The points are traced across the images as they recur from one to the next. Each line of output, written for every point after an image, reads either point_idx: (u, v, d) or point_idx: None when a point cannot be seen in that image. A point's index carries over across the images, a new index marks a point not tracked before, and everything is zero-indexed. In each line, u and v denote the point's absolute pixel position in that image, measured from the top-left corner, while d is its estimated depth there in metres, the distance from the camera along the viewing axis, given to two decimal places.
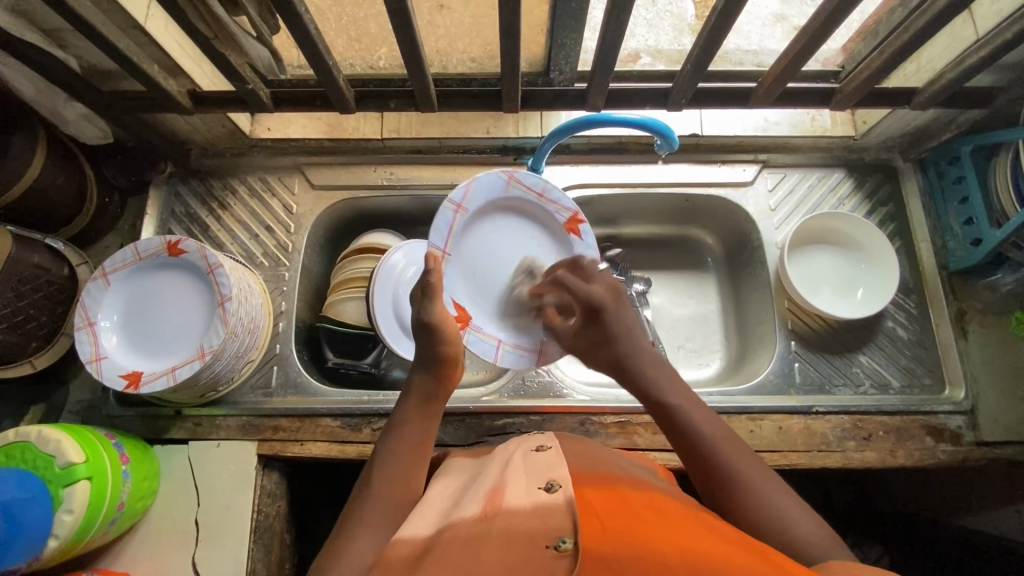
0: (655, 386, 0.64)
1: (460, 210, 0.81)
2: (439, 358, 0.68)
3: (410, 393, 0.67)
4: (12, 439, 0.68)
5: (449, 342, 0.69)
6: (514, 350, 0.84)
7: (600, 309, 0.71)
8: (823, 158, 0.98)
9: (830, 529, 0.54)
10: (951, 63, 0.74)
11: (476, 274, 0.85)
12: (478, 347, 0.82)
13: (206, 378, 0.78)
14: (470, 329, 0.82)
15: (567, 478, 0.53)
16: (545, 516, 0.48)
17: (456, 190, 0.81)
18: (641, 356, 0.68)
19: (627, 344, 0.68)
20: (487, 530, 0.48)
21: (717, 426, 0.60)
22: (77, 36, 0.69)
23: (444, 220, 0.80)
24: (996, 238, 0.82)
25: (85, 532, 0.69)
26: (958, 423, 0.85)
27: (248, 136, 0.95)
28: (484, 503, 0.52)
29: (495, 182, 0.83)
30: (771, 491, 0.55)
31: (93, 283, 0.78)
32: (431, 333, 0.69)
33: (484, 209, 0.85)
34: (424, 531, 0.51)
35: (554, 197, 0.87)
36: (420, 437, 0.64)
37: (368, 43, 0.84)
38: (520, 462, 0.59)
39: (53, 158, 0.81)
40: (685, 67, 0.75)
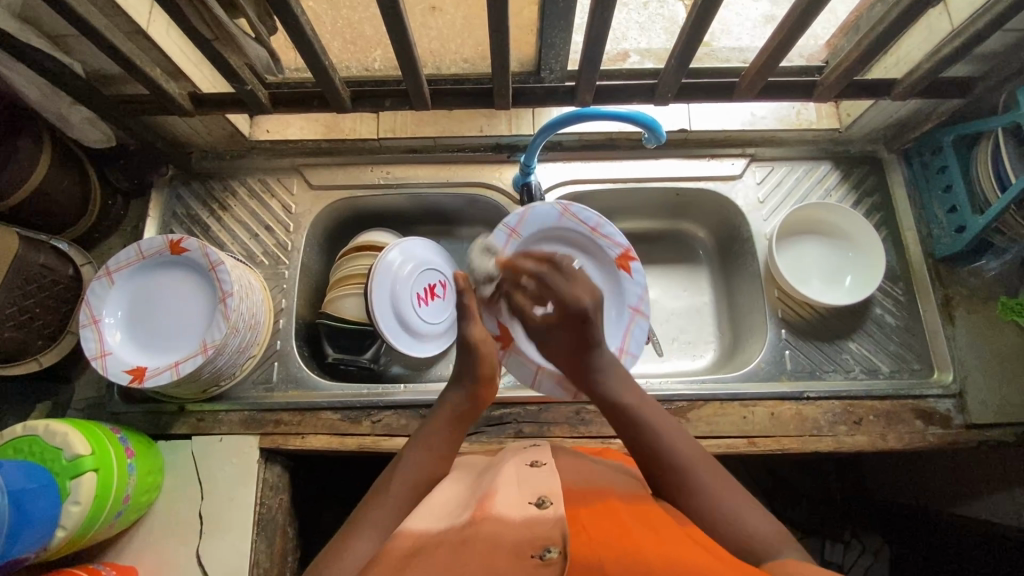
0: (616, 391, 0.67)
1: (515, 234, 0.88)
2: (478, 377, 0.71)
3: (442, 407, 0.70)
4: (20, 433, 0.70)
5: (488, 363, 0.72)
6: (553, 379, 0.86)
7: (583, 315, 0.66)
8: (811, 151, 1.00)
9: (782, 527, 0.56)
10: (929, 54, 0.77)
11: None
12: (516, 370, 0.87)
13: (208, 373, 0.80)
14: (511, 350, 0.85)
15: (556, 493, 0.55)
16: (532, 527, 0.50)
17: (511, 216, 0.87)
18: (606, 364, 0.69)
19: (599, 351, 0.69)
20: (473, 535, 0.50)
21: (670, 427, 0.64)
22: (83, 41, 0.71)
23: (498, 239, 0.86)
24: (978, 225, 0.84)
25: (91, 524, 0.71)
26: (947, 406, 0.87)
27: (248, 138, 0.97)
28: (474, 513, 0.53)
29: (551, 211, 0.89)
30: (726, 494, 0.58)
31: (98, 281, 0.80)
32: (470, 350, 0.71)
33: (537, 235, 0.90)
34: (417, 533, 0.53)
35: (606, 232, 0.92)
36: (444, 452, 0.67)
37: (364, 46, 0.87)
38: (512, 473, 0.60)
39: (57, 161, 0.84)
40: (670, 62, 0.77)
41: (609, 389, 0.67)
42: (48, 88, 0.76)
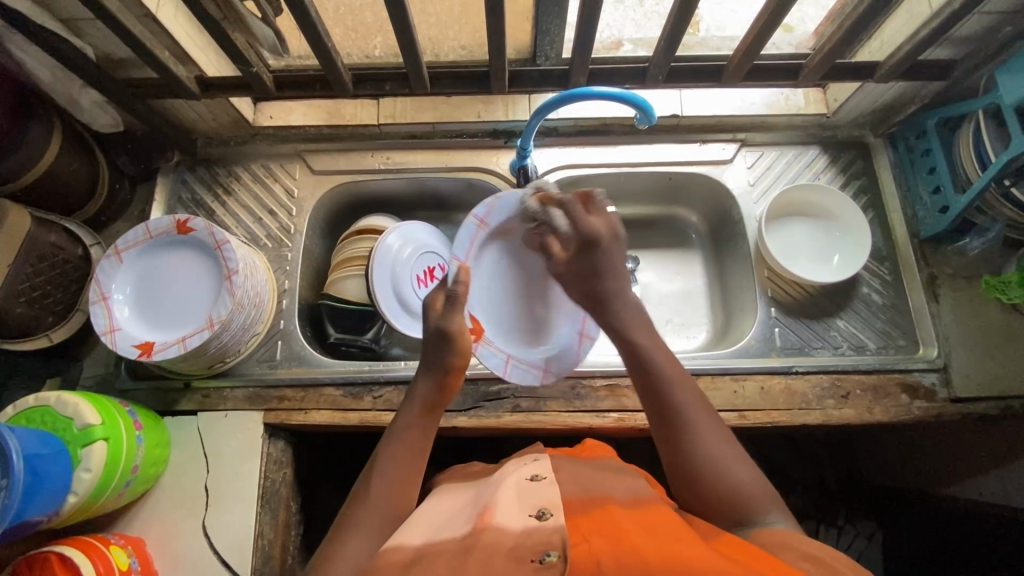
0: (629, 328, 0.72)
1: (483, 225, 0.90)
2: (447, 367, 0.72)
3: (414, 400, 0.71)
4: (33, 404, 0.72)
5: (458, 354, 0.73)
6: (522, 367, 0.89)
7: (594, 239, 0.74)
8: (799, 136, 1.03)
9: (775, 494, 0.60)
10: (909, 36, 0.80)
11: (490, 287, 0.92)
12: (488, 361, 0.87)
13: (215, 348, 0.82)
14: (483, 342, 0.89)
15: (556, 505, 0.57)
16: (533, 535, 0.52)
17: (478, 207, 0.89)
18: (620, 296, 0.74)
19: (613, 283, 0.74)
20: (476, 543, 0.52)
21: (680, 377, 0.68)
22: (95, 24, 0.74)
23: (465, 233, 0.89)
24: (961, 204, 0.86)
25: (101, 491, 0.73)
26: (932, 380, 0.89)
27: (251, 124, 1.00)
28: (477, 525, 0.55)
29: (515, 200, 0.90)
30: (717, 443, 0.63)
31: (108, 260, 0.82)
32: (447, 341, 0.72)
33: (508, 226, 0.92)
34: (413, 541, 0.56)
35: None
36: (421, 443, 0.68)
37: (365, 33, 0.90)
38: (511, 484, 0.62)
39: (67, 145, 0.86)
40: (659, 45, 0.80)
41: (625, 329, 0.72)
42: (60, 71, 0.79)
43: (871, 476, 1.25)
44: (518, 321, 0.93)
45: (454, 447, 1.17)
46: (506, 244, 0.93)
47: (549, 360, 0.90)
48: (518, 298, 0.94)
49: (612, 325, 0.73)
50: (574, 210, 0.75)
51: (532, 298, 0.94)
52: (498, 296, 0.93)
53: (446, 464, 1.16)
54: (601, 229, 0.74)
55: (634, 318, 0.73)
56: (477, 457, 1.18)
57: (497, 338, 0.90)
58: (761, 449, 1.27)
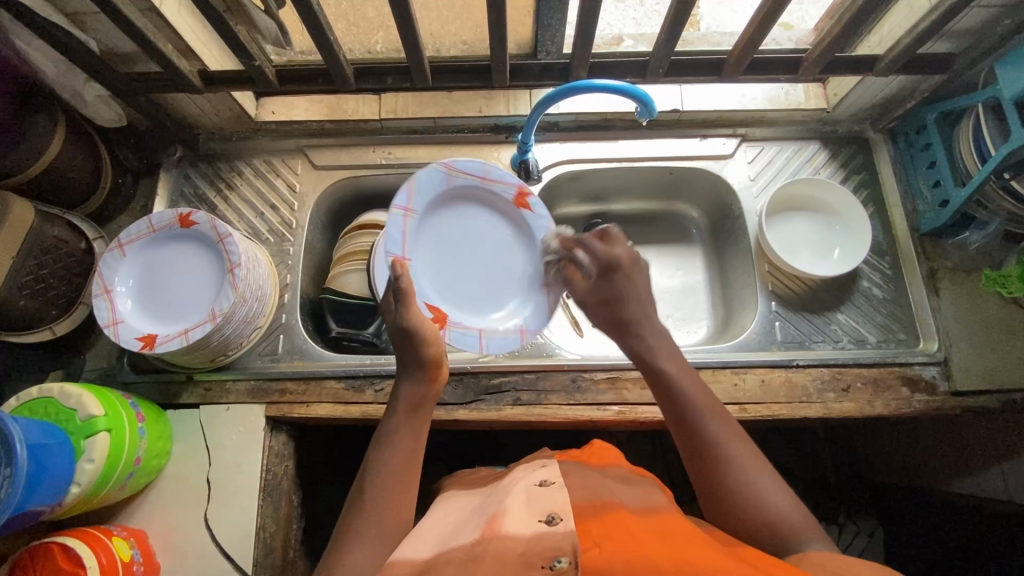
0: (652, 352, 0.69)
1: (408, 212, 0.88)
2: (424, 362, 0.72)
3: (400, 401, 0.71)
4: (35, 395, 0.72)
5: (429, 345, 0.72)
6: (498, 336, 0.89)
7: (617, 266, 0.74)
8: (800, 131, 1.03)
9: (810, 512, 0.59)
10: (909, 29, 0.80)
11: (438, 270, 0.91)
12: (463, 342, 0.87)
13: (217, 341, 0.83)
14: (449, 325, 0.87)
15: (565, 509, 0.56)
16: (543, 541, 0.52)
17: (399, 195, 0.87)
18: (645, 319, 0.72)
19: (636, 306, 0.73)
20: (486, 551, 0.52)
21: (706, 398, 0.65)
22: (100, 18, 0.75)
23: (394, 226, 0.86)
24: (961, 197, 0.86)
25: (104, 483, 0.73)
26: (933, 373, 0.89)
27: (254, 119, 1.00)
28: (484, 533, 0.56)
29: (435, 176, 0.89)
30: (756, 473, 0.60)
31: (110, 253, 0.83)
32: (410, 337, 0.71)
33: (432, 205, 0.91)
34: (421, 555, 0.56)
35: (497, 176, 0.92)
36: (412, 444, 0.68)
37: (366, 28, 0.91)
38: (521, 491, 0.62)
39: (70, 139, 0.87)
40: (659, 39, 0.81)
41: (647, 352, 0.70)
42: (64, 65, 0.80)
43: (872, 473, 1.25)
44: (474, 292, 0.92)
45: (454, 442, 1.17)
46: (437, 227, 0.91)
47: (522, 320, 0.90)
48: (469, 270, 0.93)
49: (633, 348, 0.71)
50: (593, 243, 0.77)
51: (479, 265, 0.93)
52: (450, 276, 0.91)
53: (447, 459, 1.16)
54: (622, 256, 0.75)
55: (656, 339, 0.71)
56: (477, 452, 1.18)
57: (462, 315, 0.90)
58: (762, 446, 1.27)
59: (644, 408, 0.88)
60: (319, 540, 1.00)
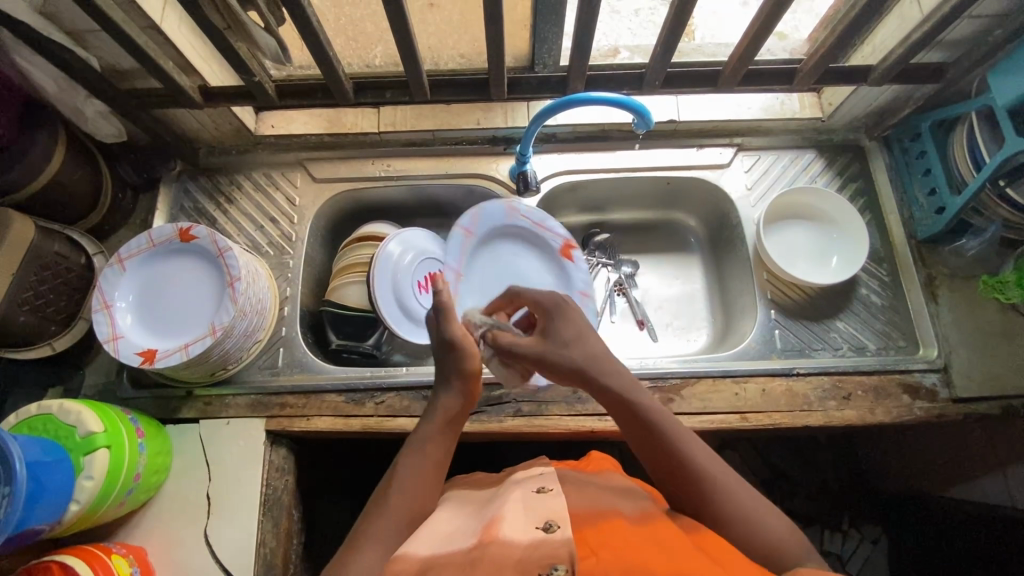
0: (627, 395, 0.64)
1: (469, 234, 0.95)
2: (463, 373, 0.72)
3: (436, 411, 0.71)
4: (34, 412, 0.72)
5: (471, 358, 0.72)
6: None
7: (560, 307, 0.71)
8: (795, 139, 1.04)
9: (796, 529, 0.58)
10: (902, 39, 0.81)
11: (482, 293, 0.95)
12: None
13: (217, 355, 0.82)
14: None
15: (563, 516, 0.57)
16: (539, 548, 0.52)
17: (464, 217, 0.94)
18: (606, 364, 0.66)
19: (585, 349, 0.67)
20: (482, 555, 0.53)
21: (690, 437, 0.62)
22: (101, 36, 0.76)
23: (453, 242, 0.93)
24: (957, 205, 0.87)
25: (103, 500, 0.73)
26: (933, 380, 0.90)
27: (253, 133, 1.01)
28: (481, 538, 0.56)
29: (498, 210, 0.96)
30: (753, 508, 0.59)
31: (110, 268, 0.83)
32: (454, 349, 0.72)
33: (488, 235, 0.97)
34: (417, 550, 0.57)
35: (551, 227, 0.98)
36: (441, 456, 0.68)
37: (365, 42, 0.92)
38: (519, 498, 0.61)
39: (71, 155, 0.88)
40: (655, 51, 0.82)
41: (618, 397, 0.64)
42: (65, 82, 0.80)
43: (875, 481, 1.24)
44: None
45: (455, 454, 1.17)
46: (486, 258, 0.97)
47: None
48: None
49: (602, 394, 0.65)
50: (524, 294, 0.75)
51: None
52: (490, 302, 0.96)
53: (448, 472, 1.15)
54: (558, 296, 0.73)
55: (626, 381, 0.66)
56: (477, 464, 1.17)
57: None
58: (763, 455, 1.26)
59: None
60: (320, 555, 0.99)
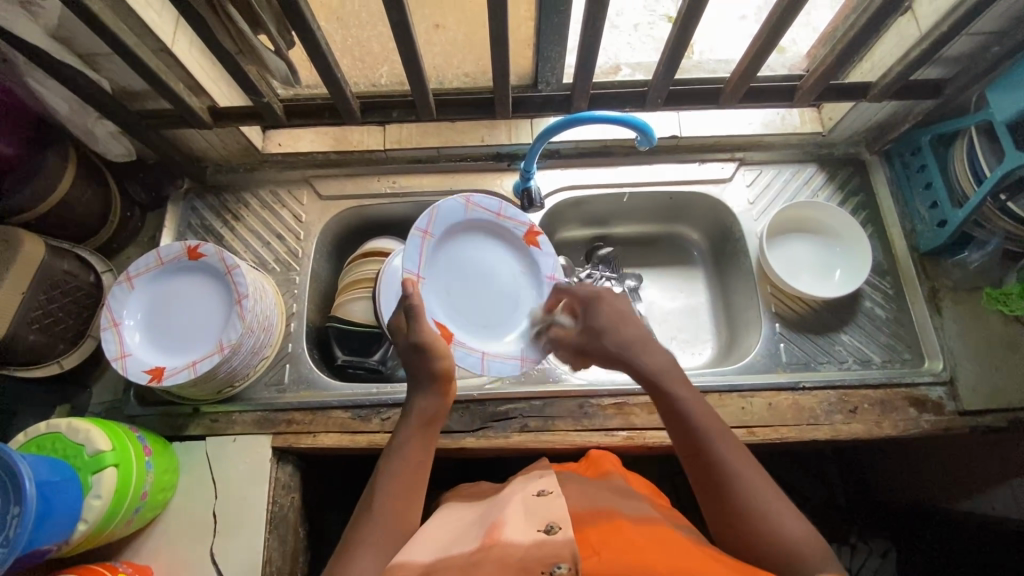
0: (660, 374, 0.66)
1: (427, 236, 0.89)
2: (434, 374, 0.72)
3: (413, 413, 0.71)
4: (44, 431, 0.72)
5: (441, 358, 0.72)
6: (500, 359, 0.90)
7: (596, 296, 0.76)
8: (796, 154, 1.05)
9: (821, 537, 0.57)
10: (900, 57, 0.83)
11: (448, 293, 0.92)
12: (466, 361, 0.88)
13: (224, 373, 0.83)
14: (456, 343, 0.88)
15: (564, 518, 0.56)
16: (543, 546, 0.52)
17: (421, 219, 0.88)
18: (646, 345, 0.68)
19: (629, 331, 0.70)
20: (484, 557, 0.52)
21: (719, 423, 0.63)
22: (113, 60, 0.77)
23: (413, 247, 0.88)
24: (959, 218, 0.87)
25: (110, 520, 0.73)
26: (939, 393, 0.89)
27: (260, 151, 1.02)
28: (484, 542, 0.56)
29: (456, 206, 0.91)
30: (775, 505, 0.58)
31: (119, 286, 0.83)
32: (421, 352, 0.72)
33: (448, 233, 0.92)
34: (420, 558, 0.55)
35: (510, 215, 0.95)
36: (421, 458, 0.68)
37: (371, 62, 0.94)
38: (520, 504, 0.62)
39: (81, 175, 0.89)
40: (659, 70, 0.83)
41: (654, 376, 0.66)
42: (77, 104, 0.82)
43: (883, 495, 1.23)
44: (477, 316, 0.93)
45: (461, 470, 1.16)
46: (449, 259, 0.93)
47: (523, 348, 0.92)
48: (477, 299, 0.93)
49: (640, 372, 0.67)
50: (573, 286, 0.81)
51: (485, 296, 0.94)
52: (457, 302, 0.92)
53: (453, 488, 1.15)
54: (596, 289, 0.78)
55: (661, 362, 0.67)
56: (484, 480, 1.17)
57: (467, 336, 0.90)
58: (769, 468, 1.26)
59: (652, 433, 0.88)
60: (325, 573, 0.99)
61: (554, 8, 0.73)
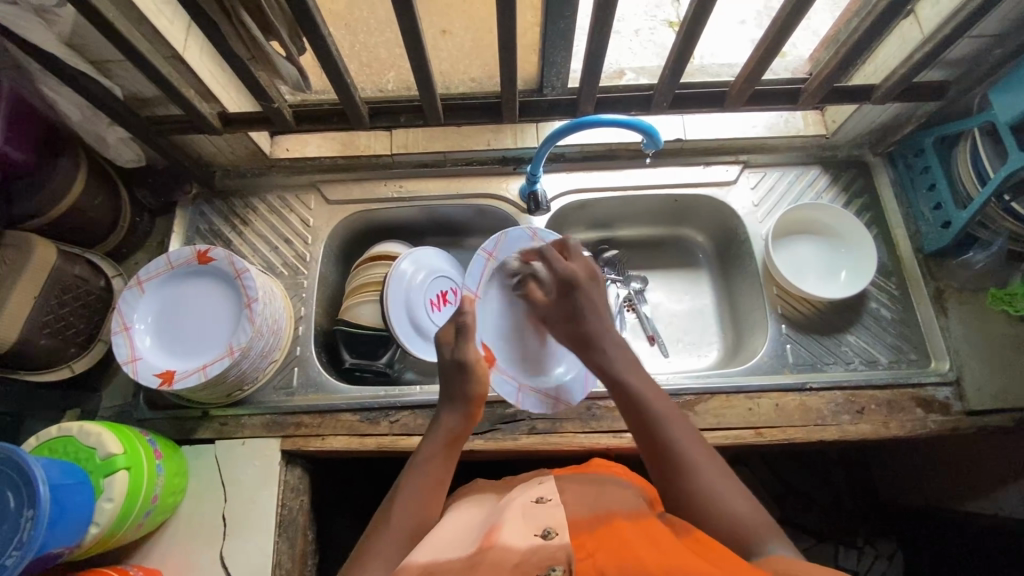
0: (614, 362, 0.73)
1: (491, 258, 0.95)
2: (468, 397, 0.74)
3: (440, 429, 0.72)
4: (55, 434, 0.72)
5: (478, 382, 0.75)
6: (535, 397, 0.90)
7: (574, 283, 0.78)
8: (800, 156, 1.06)
9: (768, 518, 0.60)
10: (904, 60, 0.84)
11: (501, 318, 0.96)
12: (502, 389, 0.89)
13: (234, 376, 0.83)
14: (496, 369, 0.91)
15: (562, 524, 0.57)
16: (538, 552, 0.53)
17: (488, 241, 0.95)
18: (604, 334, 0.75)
19: (593, 321, 0.76)
20: (480, 561, 0.53)
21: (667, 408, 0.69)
22: (125, 66, 0.78)
23: (476, 265, 0.94)
24: (963, 218, 0.88)
25: (122, 523, 0.73)
26: (946, 394, 0.90)
27: (268, 156, 1.03)
28: (481, 545, 0.56)
29: (522, 236, 0.96)
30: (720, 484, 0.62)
31: (130, 290, 0.84)
32: (464, 371, 0.74)
33: None
34: (420, 558, 0.56)
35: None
36: (442, 476, 0.69)
37: (379, 68, 0.94)
38: (517, 508, 0.61)
39: (91, 180, 0.90)
40: (664, 74, 0.84)
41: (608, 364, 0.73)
42: (89, 110, 0.83)
43: (889, 496, 1.23)
44: (523, 350, 0.95)
45: (468, 473, 1.16)
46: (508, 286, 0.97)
47: (561, 389, 0.91)
48: (527, 331, 0.96)
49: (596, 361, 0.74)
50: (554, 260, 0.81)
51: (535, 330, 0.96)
52: (510, 328, 0.96)
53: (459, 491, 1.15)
54: (579, 272, 0.80)
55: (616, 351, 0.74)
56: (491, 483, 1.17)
57: (510, 366, 0.92)
58: (774, 469, 1.26)
59: None
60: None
61: (560, 13, 0.74)
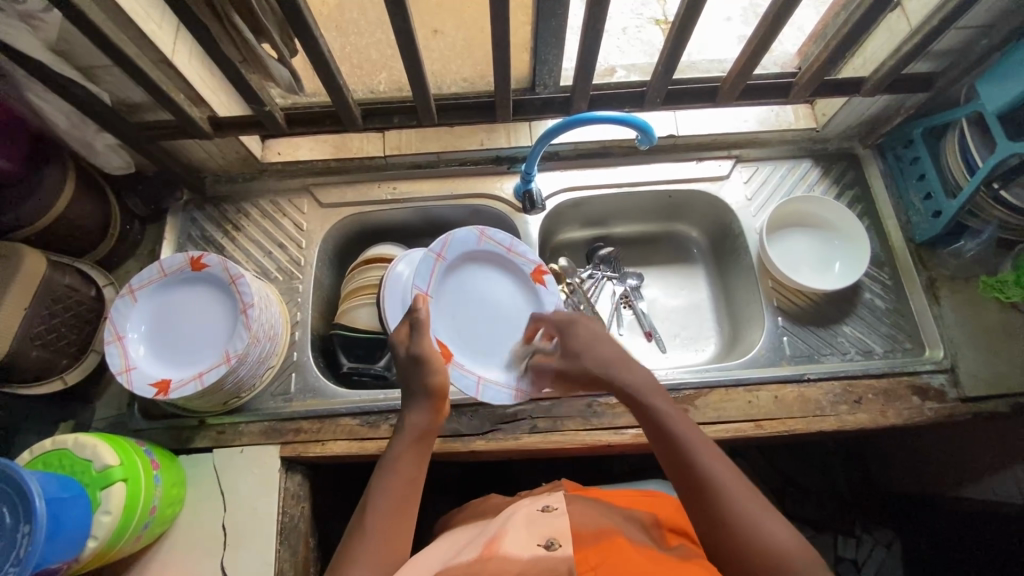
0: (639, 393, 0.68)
1: (439, 258, 0.92)
2: (430, 389, 0.72)
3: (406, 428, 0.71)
4: (50, 447, 0.71)
5: (438, 372, 0.72)
6: (495, 388, 0.88)
7: (574, 319, 0.77)
8: (791, 149, 1.07)
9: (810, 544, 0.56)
10: (892, 52, 0.85)
11: (456, 316, 0.92)
12: (462, 383, 0.86)
13: (231, 383, 0.82)
14: (453, 363, 0.87)
15: (564, 535, 0.59)
16: (539, 562, 0.55)
17: (434, 242, 0.91)
18: (621, 363, 0.71)
19: (602, 351, 0.73)
20: (482, 567, 0.55)
21: (697, 435, 0.63)
22: (113, 71, 0.77)
23: (423, 264, 0.90)
24: (953, 208, 0.89)
25: (120, 536, 0.72)
26: (941, 380, 0.91)
27: (260, 161, 1.02)
28: (484, 552, 0.58)
29: (470, 236, 0.93)
30: (761, 515, 0.57)
31: (122, 299, 0.83)
32: (421, 365, 0.72)
33: (463, 261, 0.95)
34: None
35: (522, 250, 0.95)
36: (414, 473, 0.68)
37: (370, 69, 0.94)
38: (524, 518, 0.64)
39: (79, 188, 0.89)
40: (658, 68, 0.84)
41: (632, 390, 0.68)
42: (76, 117, 0.81)
43: (887, 484, 1.23)
44: (483, 345, 0.92)
45: (468, 475, 1.16)
46: (459, 287, 0.94)
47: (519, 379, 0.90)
48: (486, 324, 0.93)
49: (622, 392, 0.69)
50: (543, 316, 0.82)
51: (492, 324, 0.94)
52: (467, 325, 0.92)
53: (461, 493, 1.14)
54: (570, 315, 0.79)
55: (638, 378, 0.70)
56: (491, 483, 1.16)
57: (468, 359, 0.89)
58: (772, 462, 1.26)
59: None
60: None
61: (552, 11, 0.74)
